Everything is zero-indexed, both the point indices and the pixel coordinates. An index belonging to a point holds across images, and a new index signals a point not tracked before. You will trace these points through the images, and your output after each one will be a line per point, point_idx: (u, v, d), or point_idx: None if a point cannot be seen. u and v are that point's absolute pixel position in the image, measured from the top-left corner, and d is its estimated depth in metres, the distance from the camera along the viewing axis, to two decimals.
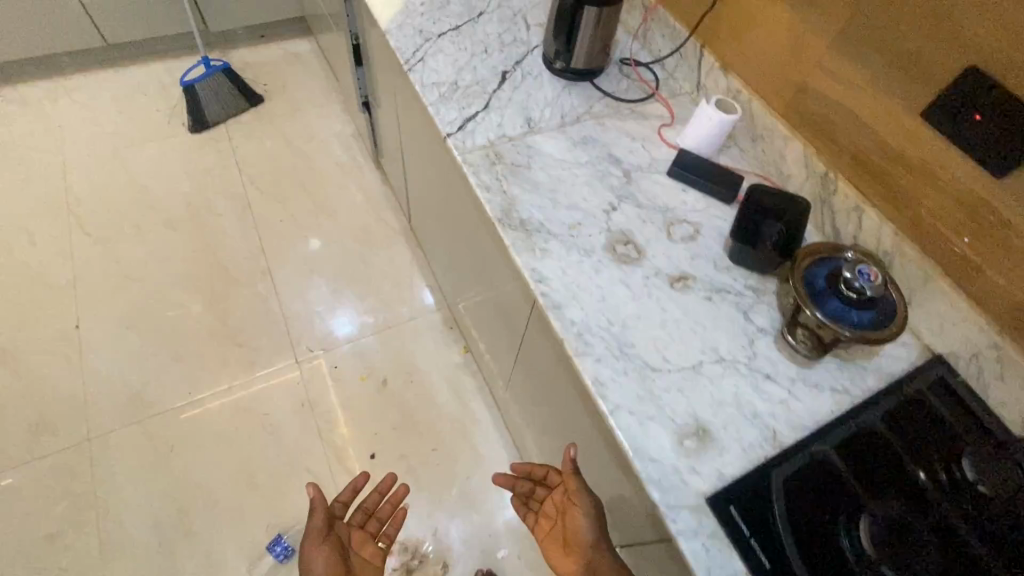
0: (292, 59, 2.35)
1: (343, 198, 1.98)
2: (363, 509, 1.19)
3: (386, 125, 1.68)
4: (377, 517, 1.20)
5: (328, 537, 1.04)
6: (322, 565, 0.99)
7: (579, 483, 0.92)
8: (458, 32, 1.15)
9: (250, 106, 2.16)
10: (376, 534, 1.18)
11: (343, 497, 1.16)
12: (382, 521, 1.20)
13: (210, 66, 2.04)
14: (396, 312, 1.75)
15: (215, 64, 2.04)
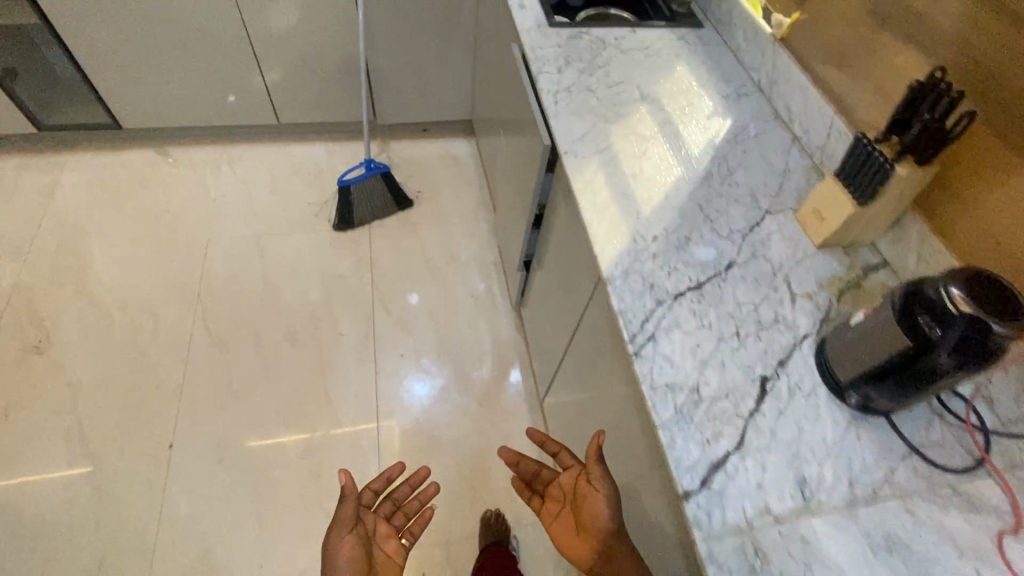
0: (448, 160, 2.24)
1: (470, 336, 1.78)
2: (392, 501, 1.07)
3: (546, 297, 1.45)
4: (403, 512, 1.08)
5: (355, 528, 0.92)
6: (345, 562, 0.87)
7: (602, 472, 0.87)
8: (700, 295, 0.87)
9: (397, 209, 2.04)
10: (400, 530, 1.05)
11: (375, 485, 1.03)
12: (408, 517, 1.07)
13: (370, 166, 1.93)
14: (503, 503, 1.48)
15: (376, 165, 1.93)
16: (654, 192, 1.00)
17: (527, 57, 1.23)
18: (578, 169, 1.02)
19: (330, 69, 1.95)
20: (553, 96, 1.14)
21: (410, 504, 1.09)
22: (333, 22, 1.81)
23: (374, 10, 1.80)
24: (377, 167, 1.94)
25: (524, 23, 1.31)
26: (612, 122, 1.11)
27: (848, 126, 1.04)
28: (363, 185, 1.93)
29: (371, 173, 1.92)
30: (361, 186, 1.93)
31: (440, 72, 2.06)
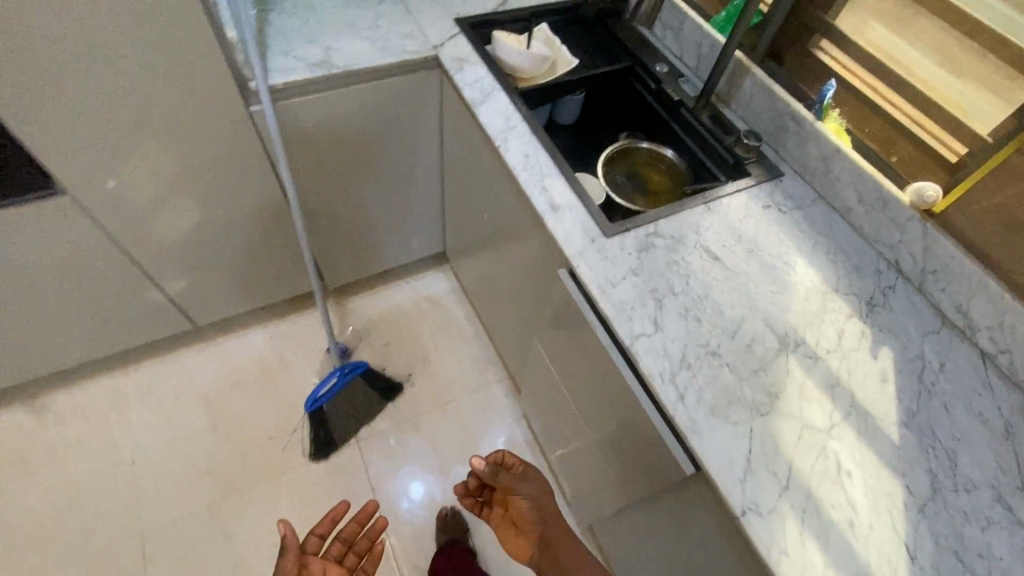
0: (427, 309, 1.78)
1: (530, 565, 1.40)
2: (340, 540, 0.96)
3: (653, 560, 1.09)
4: (352, 552, 0.98)
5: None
6: None
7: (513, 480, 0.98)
8: None
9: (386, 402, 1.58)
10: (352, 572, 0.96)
11: (319, 528, 0.89)
12: (359, 556, 0.98)
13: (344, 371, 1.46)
14: None
15: (351, 368, 1.46)
16: (893, 556, 0.66)
17: (602, 307, 0.83)
18: (779, 549, 0.65)
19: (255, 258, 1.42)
20: (674, 387, 0.76)
21: (360, 542, 0.99)
22: (246, 209, 1.28)
23: (304, 181, 1.30)
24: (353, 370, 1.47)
25: (570, 240, 0.90)
26: (772, 413, 0.75)
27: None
28: (339, 400, 1.46)
29: (348, 378, 1.45)
30: (337, 400, 1.46)
31: (400, 219, 1.58)
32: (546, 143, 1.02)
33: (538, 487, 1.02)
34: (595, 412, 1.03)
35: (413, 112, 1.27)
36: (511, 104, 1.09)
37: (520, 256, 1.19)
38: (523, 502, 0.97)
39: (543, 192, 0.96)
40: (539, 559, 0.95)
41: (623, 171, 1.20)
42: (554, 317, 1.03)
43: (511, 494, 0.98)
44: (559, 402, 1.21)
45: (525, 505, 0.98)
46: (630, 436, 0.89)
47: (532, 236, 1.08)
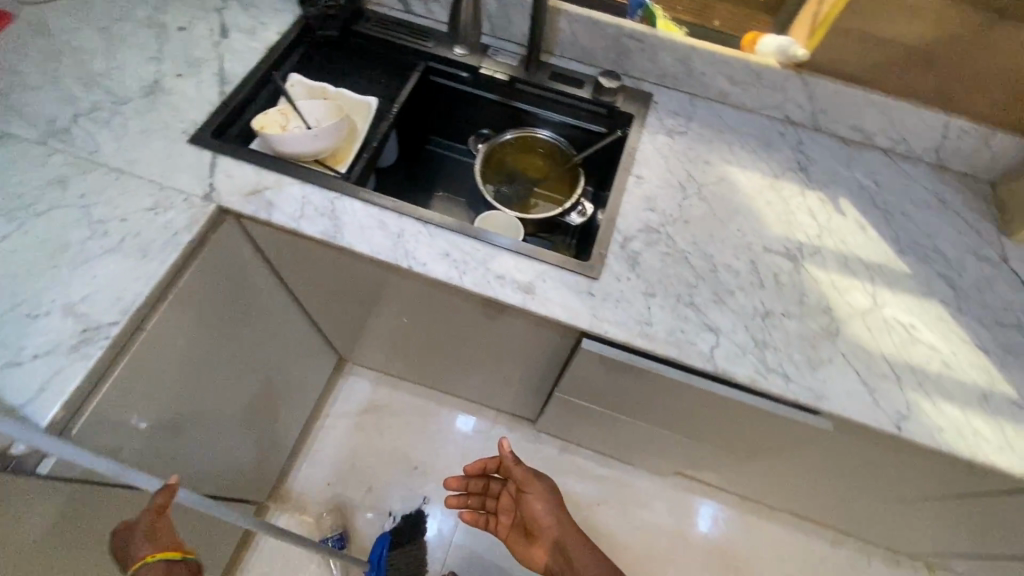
0: (370, 424, 1.54)
1: (639, 534, 1.46)
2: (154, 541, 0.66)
3: (743, 471, 1.19)
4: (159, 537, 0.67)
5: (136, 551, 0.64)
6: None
7: (525, 470, 1.02)
8: None
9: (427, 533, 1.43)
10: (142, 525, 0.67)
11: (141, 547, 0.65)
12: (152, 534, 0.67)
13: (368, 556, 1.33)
14: None
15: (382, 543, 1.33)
16: (981, 362, 0.77)
17: (662, 354, 0.75)
18: (938, 430, 0.72)
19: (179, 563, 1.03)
20: (775, 373, 0.74)
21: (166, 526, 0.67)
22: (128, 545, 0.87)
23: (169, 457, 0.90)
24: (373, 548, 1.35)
25: (576, 311, 0.76)
26: (841, 326, 0.78)
27: (970, 121, 0.91)
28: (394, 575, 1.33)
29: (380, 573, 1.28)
30: None
31: (287, 377, 1.24)
32: (452, 226, 0.81)
33: (547, 487, 1.02)
34: (658, 419, 0.99)
35: (240, 284, 0.90)
36: (369, 207, 0.83)
37: (478, 338, 1.02)
38: (532, 494, 1.01)
39: (502, 282, 0.78)
40: (554, 563, 0.98)
41: (495, 177, 1.06)
42: (576, 377, 0.93)
43: (523, 487, 1.02)
44: (596, 420, 1.16)
45: (536, 500, 1.01)
46: (731, 424, 0.88)
47: (495, 323, 0.91)
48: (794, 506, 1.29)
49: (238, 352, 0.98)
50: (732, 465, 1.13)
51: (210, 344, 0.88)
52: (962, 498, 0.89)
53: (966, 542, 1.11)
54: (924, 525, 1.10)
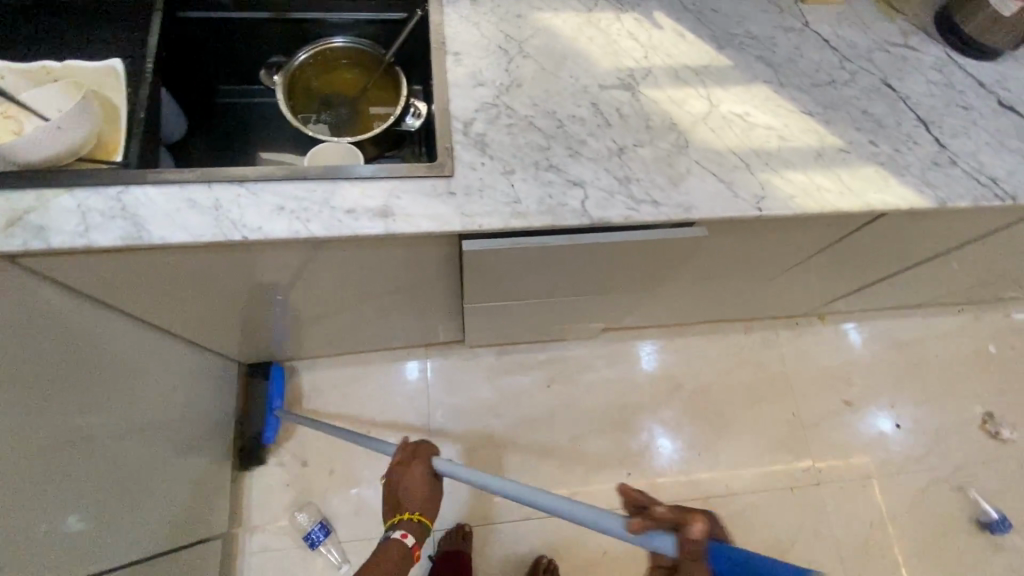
0: (302, 412, 1.47)
1: (591, 395, 1.58)
2: None
3: (654, 307, 1.27)
4: None
5: None
6: None
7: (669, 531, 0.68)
8: (933, 123, 0.87)
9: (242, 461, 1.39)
10: None
11: None
12: None
13: (273, 378, 1.43)
14: (772, 373, 1.64)
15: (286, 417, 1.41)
16: (807, 125, 0.84)
17: (540, 226, 0.73)
18: (792, 198, 0.79)
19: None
20: (646, 202, 0.76)
21: None
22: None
23: (76, 538, 0.79)
24: (282, 375, 1.44)
25: (443, 215, 0.71)
26: (688, 137, 0.81)
27: None
28: (257, 417, 1.40)
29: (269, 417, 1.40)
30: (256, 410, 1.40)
31: (179, 405, 1.12)
32: (273, 175, 0.71)
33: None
34: (563, 292, 1.02)
35: (36, 329, 0.75)
36: (167, 190, 0.70)
37: (367, 284, 0.96)
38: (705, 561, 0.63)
39: (353, 215, 0.70)
40: None
41: (312, 107, 0.95)
42: (476, 283, 0.90)
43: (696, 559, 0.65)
44: (512, 319, 1.18)
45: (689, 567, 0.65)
46: (629, 266, 0.91)
47: (372, 261, 0.85)
48: (705, 314, 1.43)
49: (91, 404, 0.84)
50: (645, 302, 1.20)
51: (44, 413, 0.74)
52: (826, 250, 1.02)
53: (838, 284, 1.30)
54: (805, 285, 1.26)
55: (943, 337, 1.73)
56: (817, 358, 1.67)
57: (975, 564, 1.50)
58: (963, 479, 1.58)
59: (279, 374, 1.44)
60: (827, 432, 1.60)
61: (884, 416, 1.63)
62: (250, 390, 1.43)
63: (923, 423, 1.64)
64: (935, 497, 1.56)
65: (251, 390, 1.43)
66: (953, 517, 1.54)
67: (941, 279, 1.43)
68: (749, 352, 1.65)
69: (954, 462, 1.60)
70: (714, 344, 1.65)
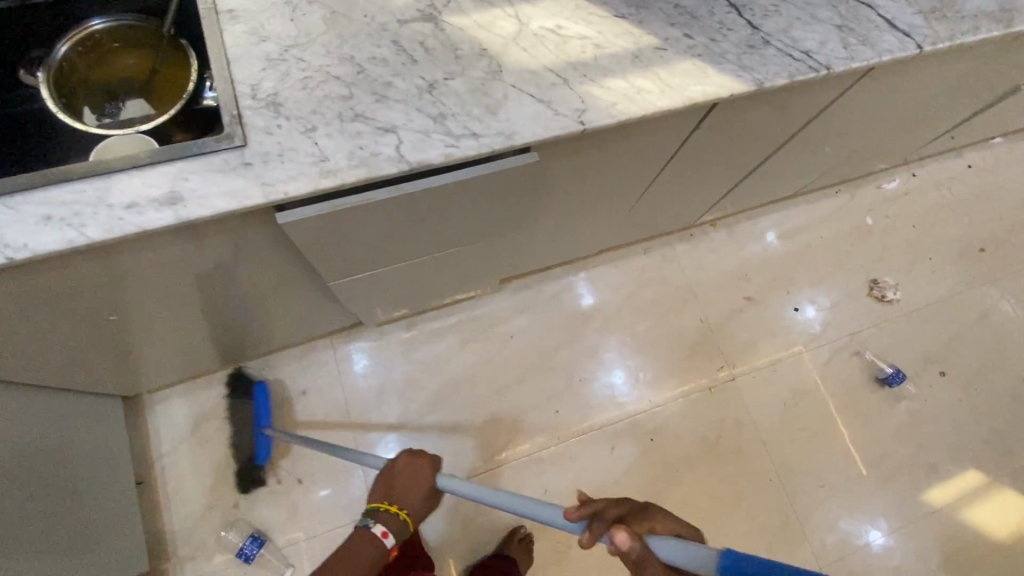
0: (211, 431, 1.39)
1: (509, 346, 1.58)
2: None
3: (541, 245, 1.26)
4: None
5: None
6: None
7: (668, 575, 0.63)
8: (744, 8, 0.88)
9: (243, 485, 1.36)
10: None
11: None
12: None
13: (257, 395, 1.36)
14: (677, 286, 1.69)
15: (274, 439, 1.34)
16: (621, 28, 0.82)
17: (353, 181, 0.68)
18: (613, 105, 0.77)
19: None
20: (463, 136, 0.72)
21: None
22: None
23: None
24: (266, 394, 1.36)
25: (241, 190, 0.66)
26: (500, 60, 0.77)
27: None
28: (247, 437, 1.37)
29: (262, 437, 1.34)
30: (241, 434, 1.37)
31: (47, 459, 1.02)
32: (32, 184, 0.62)
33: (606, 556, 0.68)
34: (430, 250, 0.98)
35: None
36: None
37: (212, 281, 0.88)
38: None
39: (136, 210, 0.63)
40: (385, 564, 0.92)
41: (97, 102, 0.86)
42: (325, 259, 0.85)
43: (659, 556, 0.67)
44: (395, 288, 1.13)
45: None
46: (481, 209, 0.88)
47: (197, 257, 0.78)
48: (597, 243, 1.44)
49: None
50: (526, 242, 1.19)
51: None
52: (678, 154, 1.02)
53: (711, 187, 1.33)
54: (679, 193, 1.28)
55: (826, 219, 1.83)
56: (716, 262, 1.73)
57: (878, 417, 1.65)
58: (859, 343, 1.71)
59: (258, 388, 1.36)
60: (735, 329, 1.68)
61: (783, 303, 1.73)
62: (236, 413, 1.39)
63: (819, 302, 1.74)
64: (837, 365, 1.68)
65: (236, 415, 1.39)
66: (855, 379, 1.67)
67: (807, 164, 1.49)
68: (652, 270, 1.69)
69: (850, 330, 1.72)
70: (619, 270, 1.68)
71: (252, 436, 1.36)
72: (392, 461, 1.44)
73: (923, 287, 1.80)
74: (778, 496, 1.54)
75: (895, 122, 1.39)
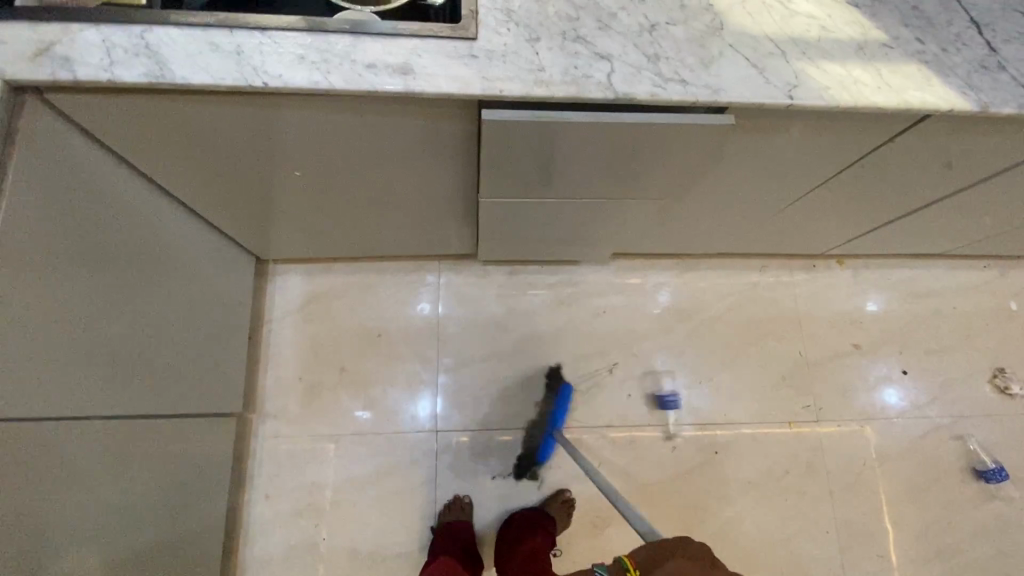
0: (317, 312, 1.51)
1: (600, 320, 1.59)
2: None
3: (670, 226, 1.26)
4: None
5: None
6: None
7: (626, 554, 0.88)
8: (986, 27, 0.83)
9: (536, 469, 1.45)
10: None
11: None
12: None
13: (564, 391, 1.48)
14: (784, 312, 1.63)
15: (561, 443, 1.43)
16: (852, 17, 0.80)
17: (562, 96, 0.71)
18: (826, 90, 0.75)
19: (141, 497, 1.00)
20: (671, 80, 0.73)
21: None
22: (42, 493, 0.80)
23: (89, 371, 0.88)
24: (570, 395, 1.48)
25: (463, 77, 0.71)
26: (723, 20, 0.77)
27: None
28: (541, 433, 1.48)
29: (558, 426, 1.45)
30: (540, 429, 1.48)
31: (193, 285, 1.14)
32: (293, 25, 0.70)
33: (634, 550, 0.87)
34: (580, 193, 1.01)
35: (45, 171, 0.77)
36: (192, 33, 0.70)
37: (385, 166, 0.96)
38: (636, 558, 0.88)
39: (373, 70, 0.70)
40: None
41: None
42: (494, 169, 0.90)
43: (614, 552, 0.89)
44: (527, 225, 1.18)
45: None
46: (652, 161, 0.90)
47: (393, 134, 0.85)
48: (721, 243, 1.41)
49: (71, 253, 0.83)
50: (663, 217, 1.19)
51: (16, 240, 0.73)
52: (851, 165, 0.99)
53: (863, 217, 1.27)
54: (825, 212, 1.24)
55: (965, 291, 1.70)
56: (832, 301, 1.65)
57: (964, 509, 1.53)
58: (963, 428, 1.59)
59: (563, 389, 1.48)
60: (833, 372, 1.60)
61: (893, 362, 1.63)
62: (534, 411, 1.49)
63: (930, 374, 1.63)
64: (932, 442, 1.57)
65: (535, 412, 1.49)
66: (947, 463, 1.56)
67: (970, 226, 1.39)
68: (763, 289, 1.64)
69: (958, 411, 1.60)
70: (727, 280, 1.64)
71: (555, 434, 1.44)
72: (464, 389, 1.50)
73: None
74: (830, 550, 1.47)
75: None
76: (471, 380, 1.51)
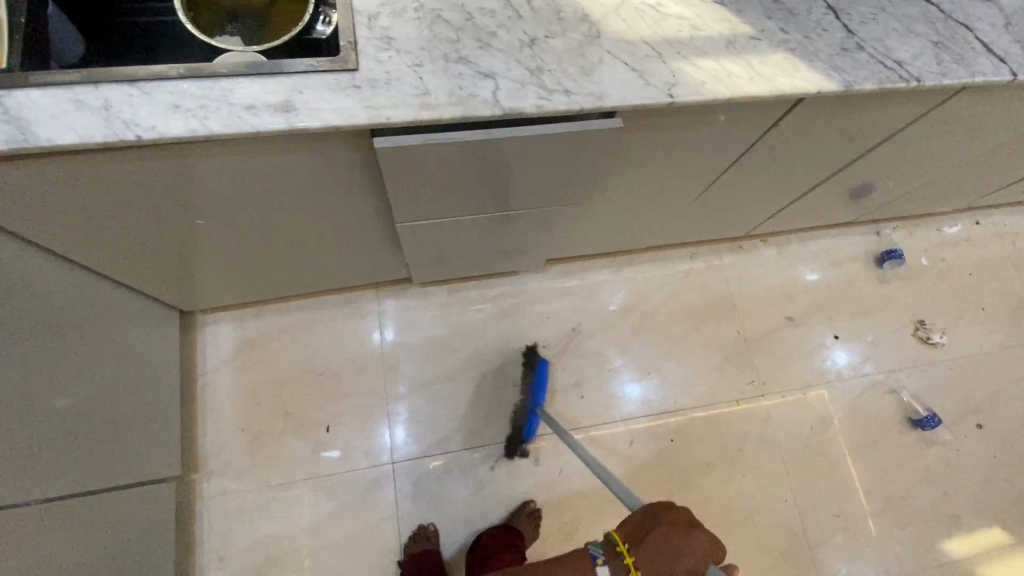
0: (254, 358, 1.46)
1: (545, 327, 1.60)
2: None
3: (596, 227, 1.29)
4: None
5: None
6: None
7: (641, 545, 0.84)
8: (842, 11, 0.90)
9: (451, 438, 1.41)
10: None
11: None
12: None
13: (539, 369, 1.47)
14: (720, 295, 1.69)
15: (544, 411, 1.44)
16: (719, 14, 0.84)
17: (450, 116, 0.72)
18: (703, 84, 0.79)
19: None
20: (555, 91, 0.75)
21: None
22: None
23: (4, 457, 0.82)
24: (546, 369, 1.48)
25: (348, 109, 0.70)
26: (599, 28, 0.80)
27: None
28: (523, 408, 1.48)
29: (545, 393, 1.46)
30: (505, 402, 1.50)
31: (109, 350, 1.08)
32: (166, 74, 0.68)
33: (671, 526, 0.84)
34: (495, 207, 1.02)
35: None
36: (55, 92, 0.67)
37: (292, 204, 0.94)
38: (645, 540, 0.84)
39: (253, 111, 0.69)
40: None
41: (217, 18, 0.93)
42: (402, 194, 0.90)
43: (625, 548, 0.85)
44: (453, 244, 1.18)
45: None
46: (556, 169, 0.92)
47: (293, 171, 0.83)
48: (649, 237, 1.45)
49: None
50: (585, 219, 1.22)
51: None
52: (747, 150, 1.04)
53: (773, 196, 1.34)
54: (738, 196, 1.29)
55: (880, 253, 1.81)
56: (763, 278, 1.72)
57: (908, 457, 1.61)
58: (896, 381, 1.68)
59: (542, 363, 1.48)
60: (772, 346, 1.67)
61: (826, 329, 1.71)
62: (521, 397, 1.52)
63: (860, 334, 1.72)
64: (870, 399, 1.65)
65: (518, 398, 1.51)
66: (886, 416, 1.64)
67: (874, 192, 1.48)
68: (697, 276, 1.70)
69: (890, 366, 1.69)
70: (662, 271, 1.69)
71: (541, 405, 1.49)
72: (417, 415, 1.48)
73: (970, 337, 1.75)
74: (792, 516, 1.53)
75: (970, 159, 1.37)
76: (423, 405, 1.49)
